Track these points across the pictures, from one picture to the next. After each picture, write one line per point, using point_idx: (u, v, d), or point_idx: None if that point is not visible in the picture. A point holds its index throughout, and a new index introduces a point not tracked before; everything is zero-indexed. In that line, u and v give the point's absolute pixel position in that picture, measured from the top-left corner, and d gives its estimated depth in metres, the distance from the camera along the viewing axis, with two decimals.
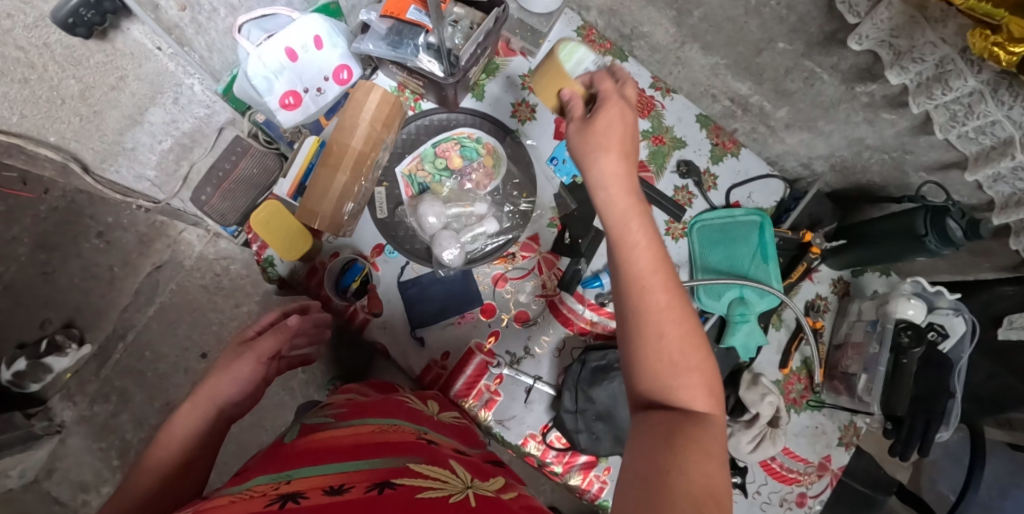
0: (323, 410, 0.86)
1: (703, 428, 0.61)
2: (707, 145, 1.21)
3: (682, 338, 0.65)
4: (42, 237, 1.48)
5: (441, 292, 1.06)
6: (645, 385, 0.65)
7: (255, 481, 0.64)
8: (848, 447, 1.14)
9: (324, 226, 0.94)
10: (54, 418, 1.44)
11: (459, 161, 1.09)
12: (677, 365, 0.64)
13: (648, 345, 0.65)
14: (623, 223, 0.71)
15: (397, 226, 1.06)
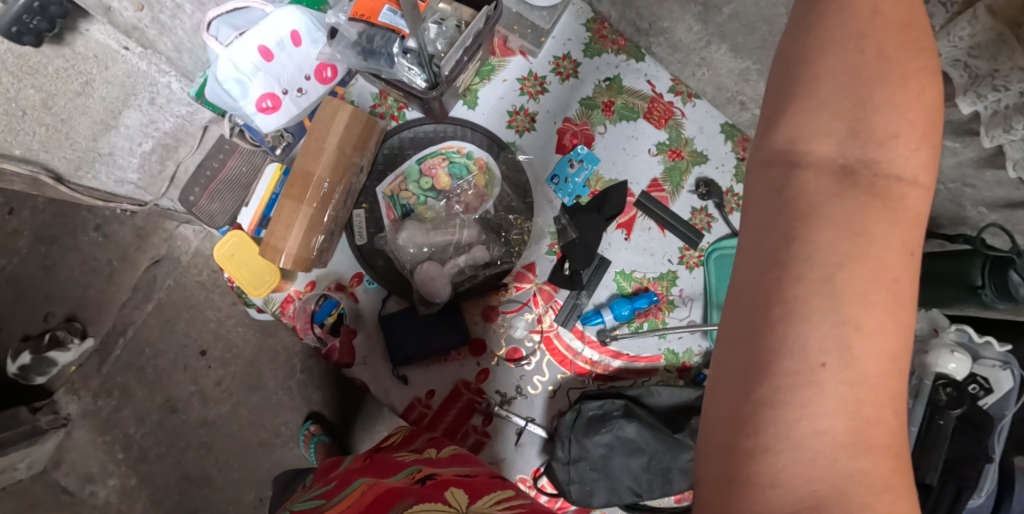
0: (314, 497, 0.73)
1: (893, 235, 0.41)
2: (731, 160, 0.97)
3: (901, 30, 0.42)
4: (41, 228, 1.37)
5: (417, 329, 0.91)
6: (817, 119, 0.42)
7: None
8: None
9: (288, 263, 0.85)
10: (60, 411, 1.41)
11: (447, 181, 0.94)
12: (880, 83, 0.42)
13: (840, 49, 0.42)
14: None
15: (376, 254, 0.93)
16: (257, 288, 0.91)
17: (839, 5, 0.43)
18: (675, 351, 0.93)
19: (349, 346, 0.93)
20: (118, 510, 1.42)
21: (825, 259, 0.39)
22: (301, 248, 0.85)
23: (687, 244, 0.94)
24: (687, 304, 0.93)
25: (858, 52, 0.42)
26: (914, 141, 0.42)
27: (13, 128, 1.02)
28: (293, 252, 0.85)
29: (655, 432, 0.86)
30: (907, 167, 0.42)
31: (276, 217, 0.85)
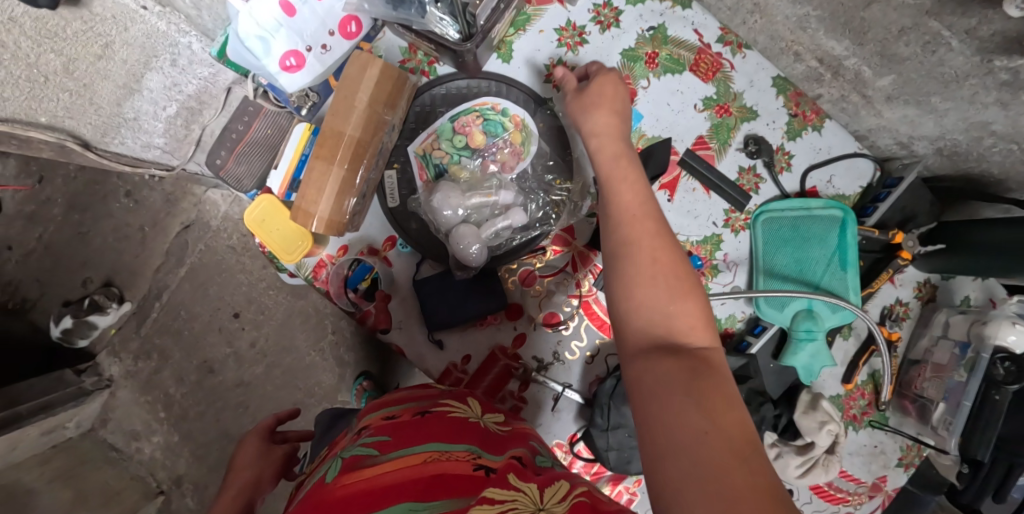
0: (363, 434, 0.64)
1: (709, 367, 0.52)
2: (783, 117, 0.90)
3: (672, 269, 0.59)
4: (73, 196, 1.38)
5: (458, 294, 0.83)
6: (640, 326, 0.57)
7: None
8: (908, 467, 0.97)
9: (320, 228, 0.73)
10: (103, 373, 1.46)
11: (481, 138, 0.83)
12: (672, 298, 0.58)
13: (641, 285, 0.59)
14: (615, 167, 0.68)
15: (410, 217, 0.83)
16: (289, 254, 0.83)
17: (630, 261, 0.60)
18: (717, 317, 0.89)
19: (384, 313, 0.84)
20: (164, 465, 1.46)
21: (673, 379, 0.51)
22: (334, 211, 0.73)
23: (734, 206, 0.88)
24: (732, 269, 0.88)
25: (651, 288, 0.58)
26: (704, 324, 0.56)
27: (37, 94, 1.04)
28: (323, 216, 0.73)
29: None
30: (706, 339, 0.56)
31: (304, 178, 0.73)
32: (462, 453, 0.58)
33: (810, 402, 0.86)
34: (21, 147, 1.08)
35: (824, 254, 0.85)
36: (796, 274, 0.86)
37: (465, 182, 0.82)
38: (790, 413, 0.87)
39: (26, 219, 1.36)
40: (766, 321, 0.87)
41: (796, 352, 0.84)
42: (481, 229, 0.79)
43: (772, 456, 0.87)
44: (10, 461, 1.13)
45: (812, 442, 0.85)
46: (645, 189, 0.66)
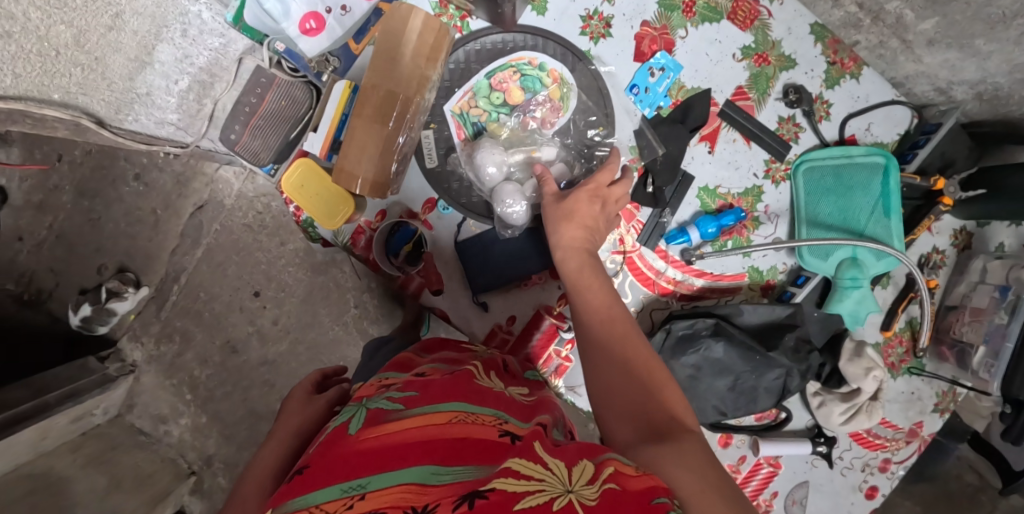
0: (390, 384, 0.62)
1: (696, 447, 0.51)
2: (821, 65, 0.88)
3: (642, 362, 0.59)
4: (81, 182, 1.30)
5: (503, 255, 0.83)
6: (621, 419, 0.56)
7: (321, 496, 0.47)
8: (943, 413, 0.98)
9: (367, 190, 0.71)
10: (126, 359, 1.36)
11: (519, 95, 0.81)
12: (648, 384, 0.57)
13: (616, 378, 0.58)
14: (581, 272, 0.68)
15: (450, 176, 0.82)
16: (330, 219, 0.78)
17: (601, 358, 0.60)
18: (759, 269, 0.88)
19: (434, 273, 0.84)
20: (193, 447, 1.37)
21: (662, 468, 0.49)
22: (378, 172, 0.72)
23: (774, 156, 0.87)
24: (773, 221, 0.88)
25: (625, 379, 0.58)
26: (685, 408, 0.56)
27: (48, 70, 0.97)
28: (369, 178, 0.71)
29: (744, 350, 0.83)
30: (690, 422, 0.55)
31: (347, 138, 0.70)
32: (486, 415, 0.56)
33: (855, 349, 0.87)
34: (36, 127, 1.04)
35: (869, 203, 0.85)
36: (840, 223, 0.85)
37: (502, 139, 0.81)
38: (835, 361, 0.88)
39: (36, 209, 1.28)
40: (810, 271, 0.87)
41: (842, 299, 0.85)
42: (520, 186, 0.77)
43: (815, 403, 0.90)
44: (40, 450, 1.06)
45: (858, 388, 0.86)
46: (610, 290, 0.66)
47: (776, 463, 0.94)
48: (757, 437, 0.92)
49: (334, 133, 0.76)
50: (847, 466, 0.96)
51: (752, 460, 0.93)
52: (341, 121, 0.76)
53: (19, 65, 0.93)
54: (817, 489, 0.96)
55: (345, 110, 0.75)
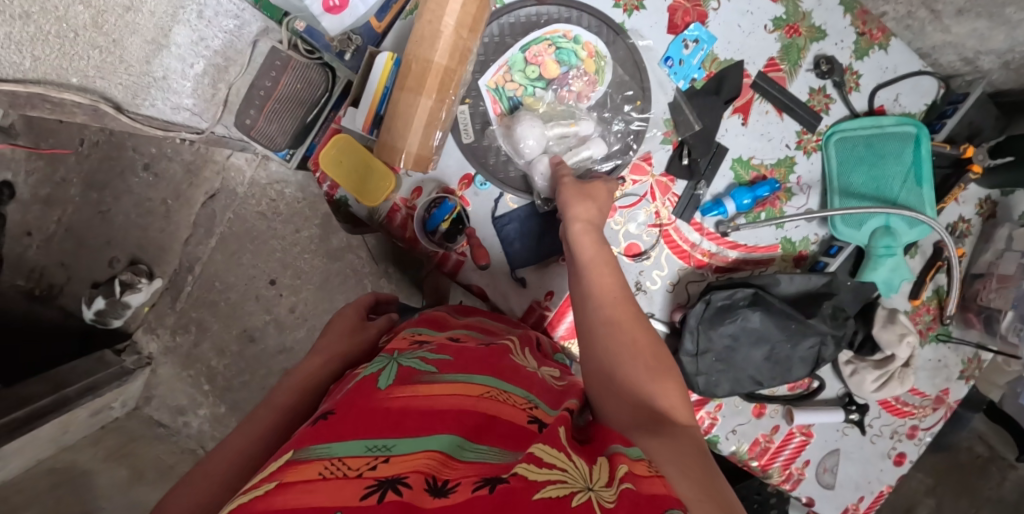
0: (420, 348, 0.66)
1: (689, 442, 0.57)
2: (851, 36, 0.88)
3: (650, 354, 0.63)
4: (90, 174, 1.35)
5: (542, 230, 0.83)
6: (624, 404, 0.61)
7: (344, 448, 0.48)
8: (969, 380, 1.00)
9: (409, 164, 0.73)
10: (142, 351, 1.43)
11: (555, 68, 0.81)
12: (653, 374, 0.62)
13: (624, 365, 0.62)
14: (597, 251, 0.69)
15: (488, 150, 0.81)
16: (371, 196, 0.79)
17: (611, 343, 0.64)
18: (791, 240, 0.89)
19: (481, 247, 0.81)
20: (212, 437, 1.45)
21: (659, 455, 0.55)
22: (422, 145, 0.73)
23: (806, 128, 0.88)
24: (805, 192, 0.88)
25: (632, 366, 0.62)
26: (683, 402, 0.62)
27: (66, 54, 0.96)
28: (412, 151, 0.73)
29: (783, 319, 0.84)
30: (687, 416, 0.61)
31: (391, 112, 0.72)
32: (517, 398, 0.60)
33: (888, 316, 0.89)
34: (55, 112, 1.03)
35: (901, 172, 0.86)
36: (873, 193, 0.86)
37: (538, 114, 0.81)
38: (868, 329, 0.90)
39: (43, 203, 1.33)
40: (843, 241, 0.88)
41: (876, 268, 0.86)
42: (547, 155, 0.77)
43: (848, 372, 0.91)
44: (61, 444, 1.09)
45: (891, 354, 0.89)
46: (623, 276, 0.68)
47: (808, 432, 0.96)
48: (791, 406, 0.93)
49: (376, 107, 0.77)
50: (876, 434, 0.98)
51: (786, 430, 0.95)
52: (383, 95, 0.77)
53: (37, 47, 0.92)
54: (847, 456, 0.98)
55: (387, 84, 0.76)
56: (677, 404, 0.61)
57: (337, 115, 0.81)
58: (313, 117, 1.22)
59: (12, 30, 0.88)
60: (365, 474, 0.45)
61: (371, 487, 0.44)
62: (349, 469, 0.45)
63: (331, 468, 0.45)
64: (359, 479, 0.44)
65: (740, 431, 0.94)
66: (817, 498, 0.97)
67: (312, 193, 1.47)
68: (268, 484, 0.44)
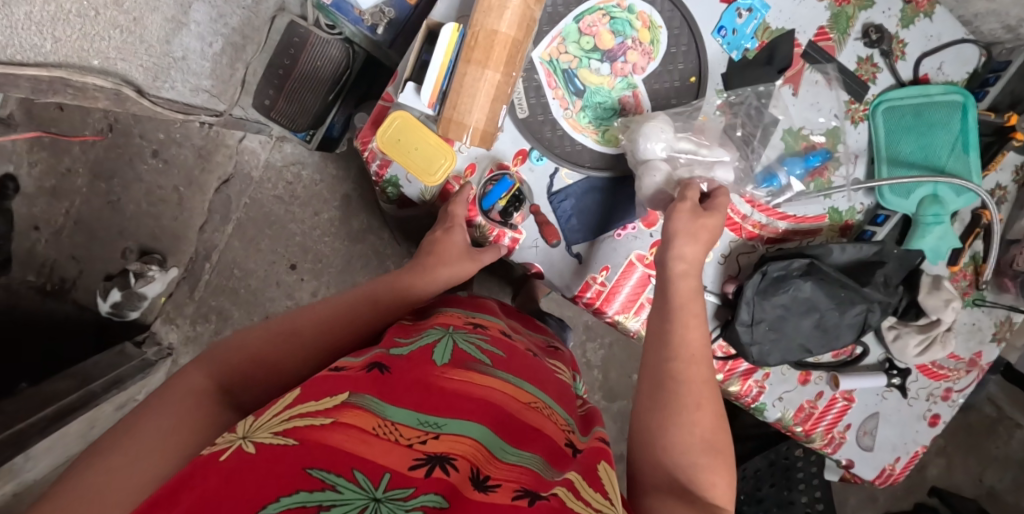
0: (475, 334, 0.70)
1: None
2: (898, 3, 0.88)
3: (711, 427, 0.64)
4: (96, 163, 1.37)
5: (600, 203, 0.85)
6: (663, 465, 0.62)
7: (398, 416, 0.52)
8: (1000, 341, 1.02)
9: (475, 139, 0.75)
10: (162, 342, 1.44)
11: (609, 39, 0.81)
12: (705, 450, 0.62)
13: (678, 428, 0.63)
14: (687, 300, 0.71)
15: (544, 125, 0.82)
16: (428, 175, 0.80)
17: (673, 400, 0.65)
18: (838, 210, 0.89)
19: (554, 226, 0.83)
20: None
21: None
22: (486, 121, 0.75)
23: (853, 97, 0.88)
24: (853, 161, 0.89)
25: (687, 432, 0.63)
26: (725, 483, 0.62)
27: (87, 34, 0.89)
28: (479, 126, 0.74)
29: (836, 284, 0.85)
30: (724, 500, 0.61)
31: (456, 87, 0.73)
32: (561, 418, 0.63)
33: (933, 283, 0.92)
34: (76, 98, 1.00)
35: (950, 140, 0.88)
36: (922, 162, 0.88)
37: (594, 88, 0.82)
38: (912, 296, 0.92)
39: (49, 196, 1.34)
40: (890, 210, 0.89)
41: (924, 236, 0.89)
42: (671, 174, 0.77)
43: (892, 338, 0.94)
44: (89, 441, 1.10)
45: (936, 319, 0.91)
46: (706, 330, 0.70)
47: (850, 397, 0.98)
48: (836, 373, 0.96)
49: (441, 83, 0.75)
50: (913, 397, 1.01)
51: (829, 395, 0.97)
52: (447, 71, 0.75)
53: (58, 28, 0.84)
54: (886, 419, 1.01)
55: (453, 57, 0.75)
56: (718, 485, 0.61)
57: (389, 88, 0.80)
58: (335, 95, 1.21)
59: (33, 9, 0.80)
60: (413, 446, 0.48)
61: (419, 456, 0.47)
62: (399, 436, 0.49)
63: (384, 428, 0.49)
64: (408, 447, 0.48)
65: (787, 398, 0.96)
66: (857, 460, 1.00)
67: (330, 174, 1.46)
68: (324, 418, 0.49)
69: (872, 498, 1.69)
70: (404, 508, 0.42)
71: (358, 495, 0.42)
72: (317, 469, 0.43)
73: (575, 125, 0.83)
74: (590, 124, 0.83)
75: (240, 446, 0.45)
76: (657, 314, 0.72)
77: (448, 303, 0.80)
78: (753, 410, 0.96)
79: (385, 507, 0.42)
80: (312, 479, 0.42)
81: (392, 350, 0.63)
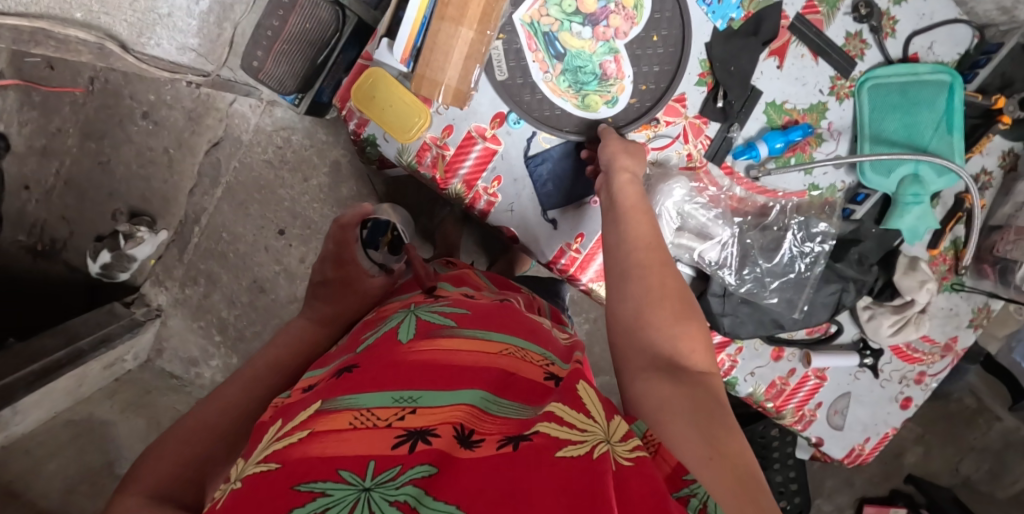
0: (439, 304, 0.71)
1: (695, 382, 0.61)
2: None
3: (675, 304, 0.67)
4: (86, 124, 1.38)
5: (578, 169, 0.86)
6: (642, 343, 0.65)
7: (371, 400, 0.50)
8: (977, 328, 1.02)
9: (448, 98, 0.77)
10: (151, 303, 1.47)
11: (591, 2, 0.80)
12: (678, 319, 0.66)
13: (651, 306, 0.67)
14: (638, 203, 0.74)
15: (522, 88, 0.83)
16: (403, 132, 0.82)
17: (640, 281, 0.69)
18: (819, 186, 0.88)
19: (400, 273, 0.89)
20: None
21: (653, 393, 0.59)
22: (459, 79, 0.77)
23: (840, 73, 0.87)
24: (836, 138, 0.88)
25: (656, 309, 0.66)
26: (701, 343, 0.65)
27: None
28: (452, 84, 0.76)
29: (822, 238, 0.87)
30: (706, 365, 0.64)
31: (430, 45, 0.75)
32: (535, 356, 0.62)
33: (909, 264, 0.92)
34: (60, 49, 1.07)
35: (933, 119, 0.87)
36: (905, 140, 0.87)
37: (575, 51, 0.81)
38: (888, 276, 0.92)
39: (40, 155, 1.37)
40: (870, 189, 0.88)
41: (902, 215, 0.88)
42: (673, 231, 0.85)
43: (866, 316, 0.94)
44: (78, 396, 1.18)
45: (910, 300, 0.92)
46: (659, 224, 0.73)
47: (822, 375, 0.99)
48: (809, 350, 0.97)
49: (414, 39, 0.76)
50: (886, 378, 1.01)
51: (801, 372, 0.98)
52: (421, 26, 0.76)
53: None
54: (858, 399, 1.01)
55: (426, 13, 0.75)
56: (695, 353, 0.64)
57: (369, 47, 0.81)
58: (325, 58, 1.19)
59: None
60: (393, 424, 0.47)
61: (400, 434, 0.46)
62: (377, 420, 0.48)
63: (360, 418, 0.48)
64: (387, 427, 0.47)
65: (759, 373, 0.97)
66: (827, 438, 1.01)
67: (319, 139, 1.44)
68: (301, 433, 0.47)
69: (849, 483, 1.71)
70: (394, 487, 0.41)
71: (348, 491, 0.40)
72: (304, 484, 0.41)
73: (554, 88, 0.83)
74: (570, 88, 0.83)
75: (232, 489, 0.43)
76: (613, 223, 0.75)
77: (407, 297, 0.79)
78: (724, 384, 0.97)
79: (377, 493, 0.40)
80: (301, 495, 0.40)
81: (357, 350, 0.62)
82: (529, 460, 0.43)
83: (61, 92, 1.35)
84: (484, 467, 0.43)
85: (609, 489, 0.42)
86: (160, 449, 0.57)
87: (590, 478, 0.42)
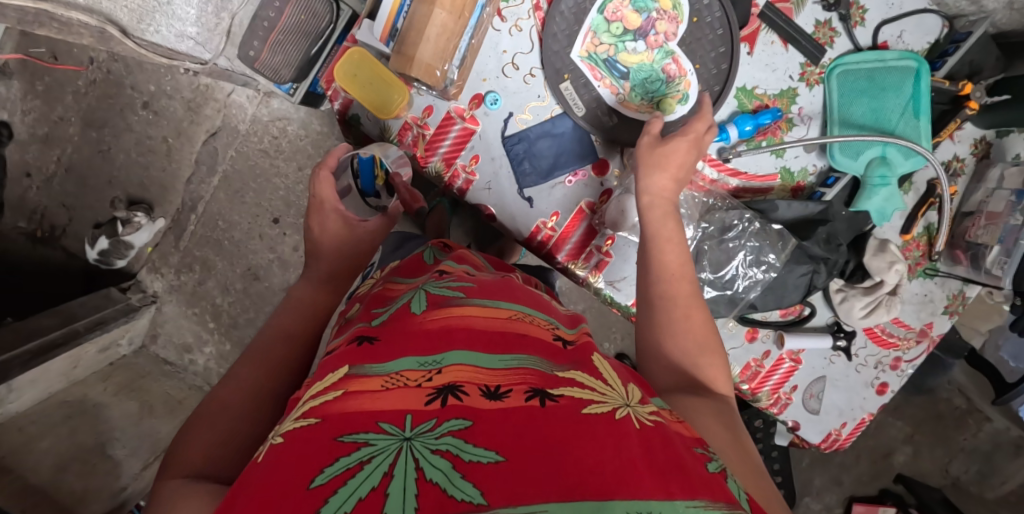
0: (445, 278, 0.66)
1: (719, 403, 0.64)
2: None
3: (698, 329, 0.69)
4: (88, 112, 1.42)
5: (553, 148, 0.89)
6: (669, 366, 0.68)
7: (398, 365, 0.51)
8: (953, 315, 1.02)
9: (421, 73, 0.79)
10: (147, 290, 1.50)
11: (635, 18, 0.84)
12: (700, 345, 0.68)
13: (678, 330, 0.69)
14: (662, 226, 0.76)
15: (602, 111, 0.87)
16: (383, 109, 0.87)
17: (667, 303, 0.71)
18: (791, 170, 0.92)
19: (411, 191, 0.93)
20: (218, 374, 1.52)
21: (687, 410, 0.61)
22: (435, 57, 0.80)
23: (810, 60, 0.89)
24: (806, 122, 0.91)
25: (682, 331, 0.69)
26: (722, 364, 0.68)
27: None
28: (425, 61, 0.79)
29: (783, 241, 0.89)
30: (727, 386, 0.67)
31: (409, 24, 0.79)
32: (542, 320, 0.61)
33: (878, 246, 0.95)
34: (63, 31, 1.14)
35: (901, 104, 0.89)
36: (872, 125, 0.89)
37: (636, 66, 0.85)
38: (859, 258, 0.96)
39: (42, 142, 1.42)
40: (839, 171, 0.91)
41: (870, 197, 0.90)
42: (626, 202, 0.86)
43: (838, 299, 0.97)
44: (72, 378, 1.20)
45: (879, 281, 0.94)
46: (685, 249, 0.75)
47: (797, 358, 1.00)
48: (783, 331, 0.98)
49: (393, 20, 0.81)
50: (861, 363, 1.01)
51: (776, 355, 1.00)
52: (400, 8, 0.81)
53: None
54: (834, 383, 1.02)
55: None
56: (717, 375, 0.67)
57: (352, 30, 0.86)
58: (319, 47, 1.22)
59: None
60: (422, 385, 0.48)
61: (430, 394, 0.47)
62: (408, 381, 0.48)
63: (391, 381, 0.48)
64: (416, 389, 0.47)
65: (733, 354, 0.99)
66: (803, 422, 1.02)
67: (314, 130, 1.46)
68: (335, 392, 0.48)
69: (838, 482, 1.70)
70: (434, 437, 0.42)
71: (390, 441, 0.42)
72: (347, 436, 0.42)
73: (630, 105, 0.86)
74: (643, 101, 0.86)
75: (270, 443, 0.44)
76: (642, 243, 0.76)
77: (402, 273, 0.74)
78: None
79: (418, 442, 0.42)
80: (345, 445, 0.42)
81: (373, 320, 0.60)
82: (556, 419, 0.44)
83: (64, 81, 1.40)
84: (517, 421, 0.44)
85: (634, 449, 0.44)
86: (197, 427, 0.62)
87: (617, 435, 0.44)
